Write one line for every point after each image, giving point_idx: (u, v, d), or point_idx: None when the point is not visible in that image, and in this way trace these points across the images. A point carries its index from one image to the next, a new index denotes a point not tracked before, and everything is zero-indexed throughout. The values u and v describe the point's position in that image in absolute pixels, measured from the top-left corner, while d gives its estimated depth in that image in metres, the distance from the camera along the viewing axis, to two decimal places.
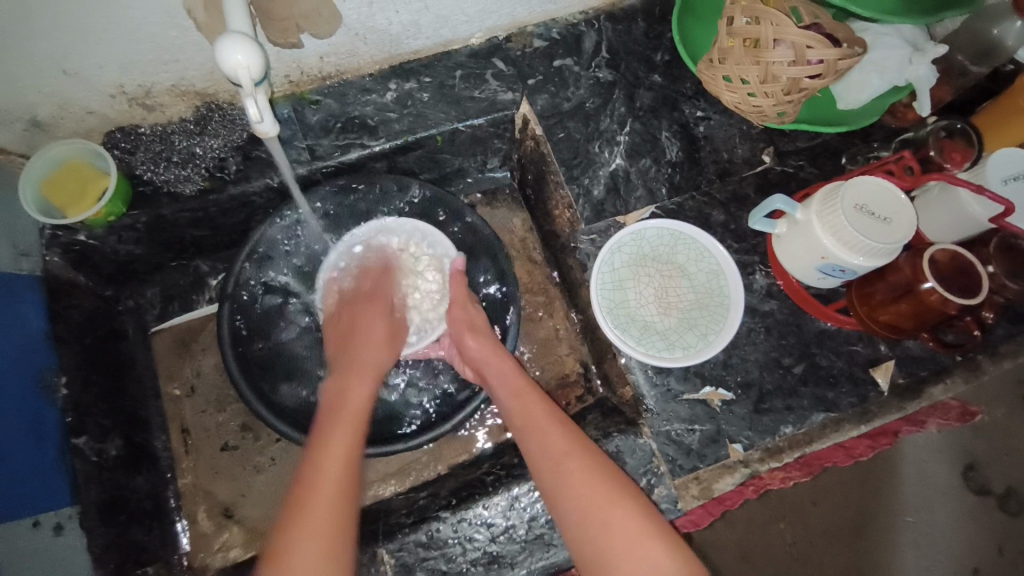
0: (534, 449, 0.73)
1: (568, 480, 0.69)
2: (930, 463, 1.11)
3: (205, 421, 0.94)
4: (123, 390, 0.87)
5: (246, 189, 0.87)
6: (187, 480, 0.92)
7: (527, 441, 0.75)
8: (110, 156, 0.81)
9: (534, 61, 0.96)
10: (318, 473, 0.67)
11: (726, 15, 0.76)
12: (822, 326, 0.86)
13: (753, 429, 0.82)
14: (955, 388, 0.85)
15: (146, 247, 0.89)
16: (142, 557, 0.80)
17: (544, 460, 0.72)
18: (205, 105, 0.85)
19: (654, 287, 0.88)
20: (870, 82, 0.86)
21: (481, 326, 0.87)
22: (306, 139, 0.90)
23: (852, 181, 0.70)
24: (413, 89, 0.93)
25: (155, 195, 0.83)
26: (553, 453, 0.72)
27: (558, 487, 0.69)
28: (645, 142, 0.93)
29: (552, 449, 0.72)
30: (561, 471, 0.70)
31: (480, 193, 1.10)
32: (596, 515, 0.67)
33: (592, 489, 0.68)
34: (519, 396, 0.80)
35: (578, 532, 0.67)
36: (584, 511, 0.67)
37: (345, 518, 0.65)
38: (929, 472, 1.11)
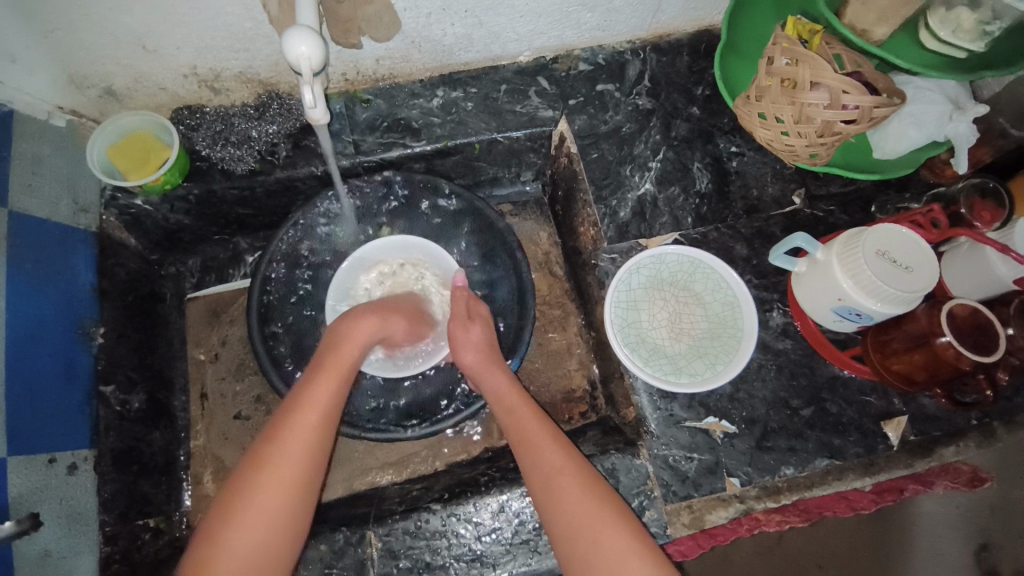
0: (527, 465, 0.75)
1: (560, 499, 0.70)
2: (943, 538, 0.96)
3: (223, 388, 0.99)
4: (153, 348, 0.92)
5: (292, 175, 0.92)
6: (200, 441, 0.96)
7: (520, 453, 0.76)
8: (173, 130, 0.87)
9: (577, 82, 1.00)
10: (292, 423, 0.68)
11: (766, 55, 0.78)
12: (835, 371, 0.85)
13: (753, 465, 0.81)
14: (966, 452, 0.83)
15: (194, 218, 0.95)
16: (145, 509, 0.84)
17: (538, 475, 0.73)
18: (267, 93, 0.91)
19: (668, 311, 0.89)
20: (907, 133, 0.85)
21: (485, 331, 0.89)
22: (353, 134, 0.95)
23: (876, 227, 0.71)
24: (459, 98, 0.98)
25: (210, 171, 0.90)
26: (548, 470, 0.73)
27: (550, 505, 0.70)
28: (675, 170, 0.95)
29: (547, 466, 0.73)
30: (555, 487, 0.71)
31: (511, 203, 1.13)
32: (583, 535, 0.67)
33: (583, 509, 0.69)
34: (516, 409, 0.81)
35: (565, 548, 0.68)
36: (572, 530, 0.68)
37: (306, 474, 0.66)
38: (942, 549, 0.96)
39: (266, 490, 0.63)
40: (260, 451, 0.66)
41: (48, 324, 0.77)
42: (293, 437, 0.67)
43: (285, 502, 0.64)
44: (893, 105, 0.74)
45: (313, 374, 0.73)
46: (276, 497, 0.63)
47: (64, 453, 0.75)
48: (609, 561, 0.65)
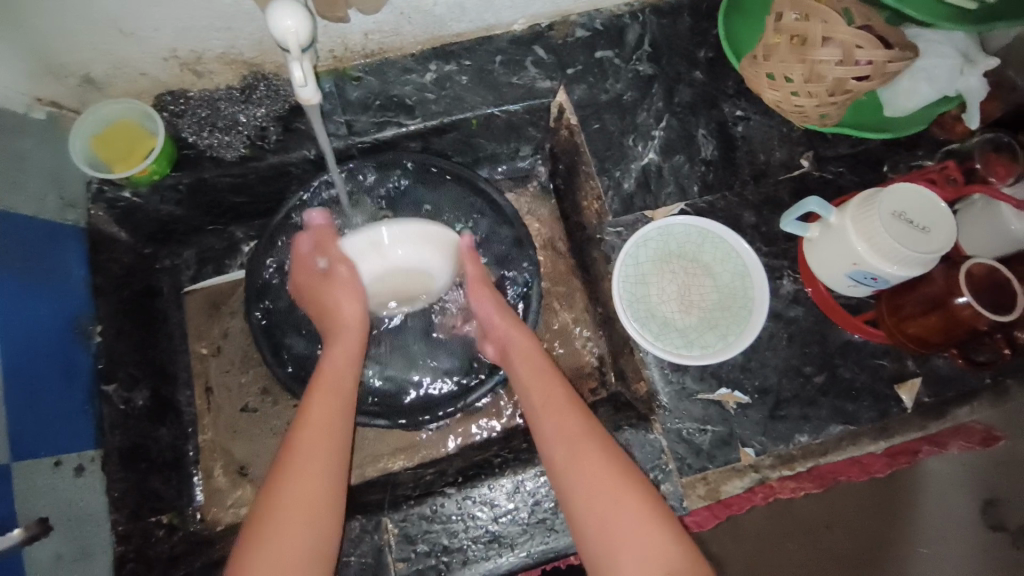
0: (549, 430, 0.73)
1: (585, 462, 0.69)
2: None
3: (228, 380, 0.97)
4: (154, 344, 0.90)
5: (285, 159, 0.89)
6: (208, 435, 0.95)
7: (540, 418, 0.75)
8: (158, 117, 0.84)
9: (575, 50, 0.96)
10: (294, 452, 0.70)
11: (775, 12, 0.75)
12: (847, 337, 0.84)
13: (767, 434, 0.81)
14: (979, 411, 0.83)
15: (186, 209, 0.92)
16: (156, 505, 0.83)
17: (561, 443, 0.71)
18: (253, 74, 0.87)
19: (677, 284, 0.87)
20: (918, 90, 0.83)
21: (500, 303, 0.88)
22: (345, 114, 0.92)
23: (891, 187, 0.69)
24: (453, 71, 0.94)
25: (199, 159, 0.86)
26: (570, 436, 0.71)
27: (574, 469, 0.69)
28: (680, 138, 0.92)
29: (570, 432, 0.72)
30: (578, 455, 0.70)
31: (511, 180, 1.10)
32: (609, 501, 0.66)
33: (608, 475, 0.68)
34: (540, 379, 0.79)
35: (586, 511, 0.66)
36: (595, 493, 0.67)
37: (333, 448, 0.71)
38: None
39: (287, 520, 0.64)
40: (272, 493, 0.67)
41: (42, 324, 0.75)
42: (320, 428, 0.72)
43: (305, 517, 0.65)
44: (908, 59, 0.72)
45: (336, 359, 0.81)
46: (312, 477, 0.68)
47: (71, 455, 0.75)
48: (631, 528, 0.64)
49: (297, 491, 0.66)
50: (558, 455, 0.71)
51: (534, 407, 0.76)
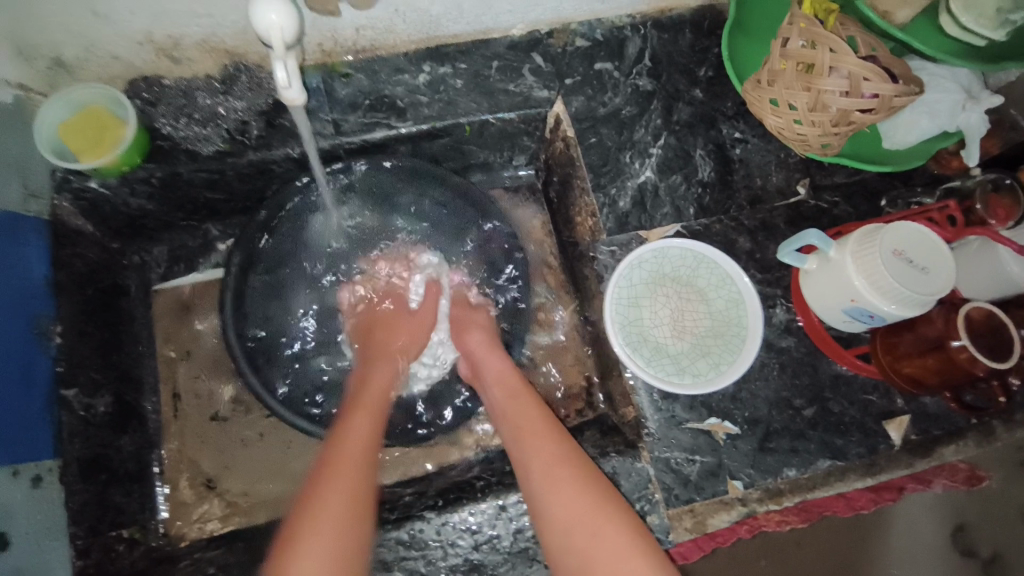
0: (523, 455, 0.69)
1: (557, 489, 0.65)
2: (920, 521, 0.94)
3: (198, 387, 0.92)
4: (117, 346, 0.84)
5: (266, 157, 0.84)
6: (174, 446, 0.89)
7: (513, 441, 0.71)
8: (130, 105, 0.78)
9: (574, 60, 0.93)
10: (342, 445, 0.68)
11: (781, 36, 0.72)
12: (837, 369, 0.83)
13: (755, 467, 0.79)
14: (965, 450, 0.82)
15: (157, 203, 0.87)
16: (118, 519, 0.77)
17: (538, 468, 0.67)
18: (234, 65, 0.82)
19: (670, 308, 0.85)
20: (919, 123, 0.82)
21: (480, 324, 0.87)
22: (332, 112, 0.87)
23: (893, 225, 0.67)
24: (447, 74, 0.91)
25: (173, 151, 0.81)
26: (541, 463, 0.67)
27: (545, 497, 0.64)
28: (678, 157, 0.90)
29: (550, 455, 0.68)
30: (555, 481, 0.65)
31: (502, 189, 1.07)
32: (584, 529, 0.62)
33: (583, 503, 0.63)
34: (519, 398, 0.76)
35: (560, 543, 0.62)
36: (568, 524, 0.62)
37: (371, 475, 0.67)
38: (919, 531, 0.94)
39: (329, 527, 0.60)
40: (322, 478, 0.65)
41: (3, 321, 0.69)
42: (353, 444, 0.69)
43: (353, 511, 0.62)
44: (913, 92, 0.70)
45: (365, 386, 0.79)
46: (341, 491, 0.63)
47: (28, 464, 0.69)
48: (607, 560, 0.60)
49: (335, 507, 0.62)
50: (531, 481, 0.67)
51: (513, 431, 0.72)
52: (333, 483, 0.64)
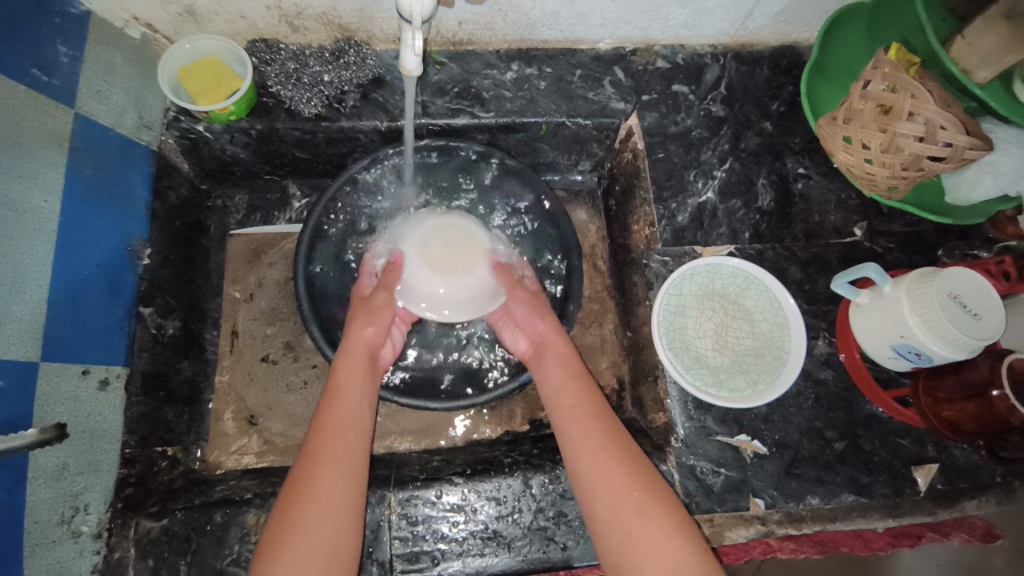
0: (570, 431, 0.72)
1: (599, 467, 0.68)
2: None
3: (254, 330, 0.96)
4: (192, 279, 0.91)
5: (356, 126, 0.90)
6: (225, 377, 0.94)
7: (561, 418, 0.74)
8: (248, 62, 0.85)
9: (653, 78, 0.98)
10: (314, 460, 0.66)
11: (863, 78, 0.76)
12: (872, 409, 0.84)
13: (779, 489, 0.80)
14: (986, 508, 0.82)
15: (250, 154, 0.93)
16: (166, 437, 0.83)
17: (578, 447, 0.70)
18: (345, 39, 0.89)
19: (715, 322, 0.87)
20: (982, 183, 0.83)
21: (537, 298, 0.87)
22: (422, 94, 0.93)
23: (951, 269, 0.69)
24: (533, 75, 0.96)
25: (276, 109, 0.88)
26: (584, 436, 0.71)
27: (588, 476, 0.67)
28: (740, 183, 0.94)
29: (591, 436, 0.70)
30: (596, 459, 0.68)
31: (564, 191, 1.11)
32: (627, 510, 0.64)
33: (625, 480, 0.66)
34: (562, 384, 0.77)
35: (604, 518, 0.65)
36: (609, 501, 0.65)
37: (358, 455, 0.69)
38: None
39: (312, 511, 0.63)
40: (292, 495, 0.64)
41: (99, 234, 0.75)
42: (334, 424, 0.70)
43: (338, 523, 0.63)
44: (984, 149, 0.73)
45: (348, 361, 0.78)
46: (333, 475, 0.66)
47: (99, 366, 0.73)
48: (645, 539, 0.62)
49: (326, 493, 0.64)
50: (577, 457, 0.70)
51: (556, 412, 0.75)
52: (309, 507, 0.63)
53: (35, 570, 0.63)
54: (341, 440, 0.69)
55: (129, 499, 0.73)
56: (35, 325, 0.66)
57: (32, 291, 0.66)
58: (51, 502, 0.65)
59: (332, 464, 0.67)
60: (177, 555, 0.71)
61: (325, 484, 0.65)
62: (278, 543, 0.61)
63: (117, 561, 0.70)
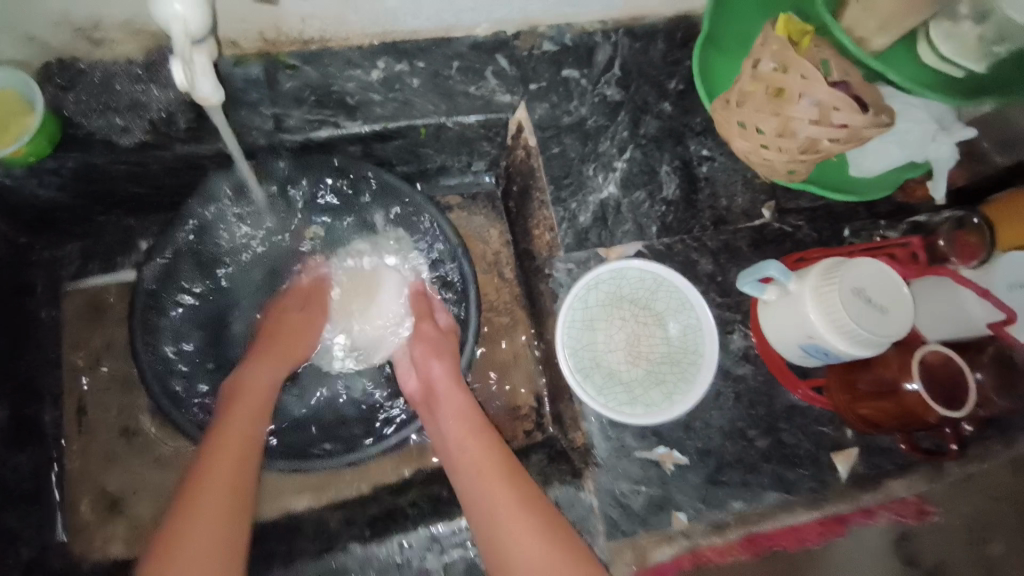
0: (478, 496, 0.65)
1: (515, 529, 0.62)
2: None
3: (107, 400, 0.83)
4: (21, 354, 0.76)
5: (196, 151, 0.78)
6: (77, 462, 0.81)
7: (471, 479, 0.67)
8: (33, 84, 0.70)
9: (540, 65, 0.89)
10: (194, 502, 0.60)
11: (752, 57, 0.70)
12: (791, 400, 0.81)
13: (704, 501, 0.76)
14: (915, 486, 0.81)
15: (73, 195, 0.78)
16: (17, 543, 0.71)
17: (485, 512, 0.64)
18: (159, 50, 0.73)
19: (625, 332, 0.81)
20: (889, 153, 0.80)
21: (444, 345, 0.79)
22: (274, 107, 0.80)
23: (854, 262, 0.65)
24: (404, 72, 0.85)
25: (90, 141, 0.73)
26: (471, 460, 0.68)
27: (506, 540, 0.62)
28: (642, 173, 0.87)
29: (501, 499, 0.64)
30: (503, 524, 0.63)
31: (460, 196, 1.01)
32: (504, 517, 0.63)
33: (512, 501, 0.64)
34: (471, 438, 0.70)
35: (488, 533, 0.63)
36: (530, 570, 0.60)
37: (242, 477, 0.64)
38: None
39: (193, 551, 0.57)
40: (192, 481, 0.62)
41: None
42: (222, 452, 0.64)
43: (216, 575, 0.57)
44: (886, 124, 0.66)
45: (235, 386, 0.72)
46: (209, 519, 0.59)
47: None
48: (521, 545, 0.61)
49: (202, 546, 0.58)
50: (489, 521, 0.63)
51: (463, 470, 0.68)
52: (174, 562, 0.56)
53: None
54: (223, 473, 0.63)
55: None
56: None
57: None
58: None
59: (234, 442, 0.66)
60: None
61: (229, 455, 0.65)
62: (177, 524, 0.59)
63: None
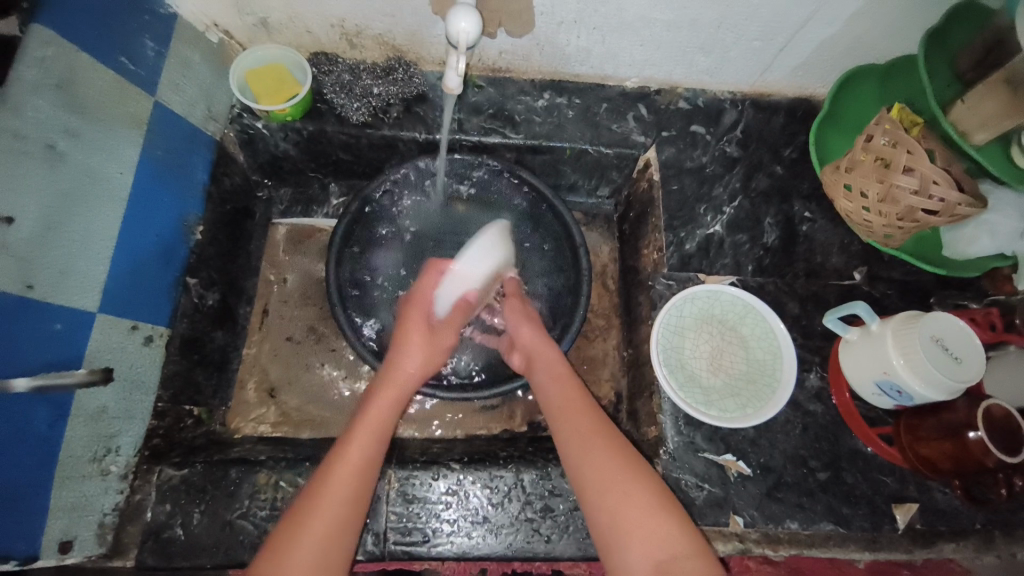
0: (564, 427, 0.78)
1: (590, 453, 0.74)
2: None
3: (283, 310, 1.07)
4: (235, 258, 1.01)
5: (396, 135, 1.00)
6: (253, 351, 1.04)
7: (557, 415, 0.81)
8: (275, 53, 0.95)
9: (674, 117, 1.06)
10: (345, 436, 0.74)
11: (866, 133, 0.82)
12: (858, 445, 0.87)
13: (759, 510, 0.83)
14: (965, 553, 0.84)
15: (300, 151, 1.03)
16: (194, 397, 0.92)
17: (570, 438, 0.77)
18: (396, 58, 0.98)
19: (711, 345, 0.92)
20: (979, 239, 0.88)
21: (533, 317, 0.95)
22: (460, 112, 1.02)
23: (935, 314, 0.74)
24: (563, 104, 1.05)
25: (326, 113, 0.98)
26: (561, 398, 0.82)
27: (580, 459, 0.74)
28: (747, 220, 1.00)
29: (582, 428, 0.77)
30: (584, 448, 0.75)
31: (582, 213, 1.20)
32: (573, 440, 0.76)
33: (611, 463, 0.72)
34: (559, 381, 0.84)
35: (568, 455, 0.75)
36: (603, 482, 0.71)
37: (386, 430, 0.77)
38: None
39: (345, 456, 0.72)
40: (306, 496, 0.69)
41: (161, 207, 0.85)
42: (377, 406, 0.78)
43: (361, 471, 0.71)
44: (978, 208, 0.77)
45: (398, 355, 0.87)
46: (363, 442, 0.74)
47: (146, 323, 0.82)
48: (594, 464, 0.73)
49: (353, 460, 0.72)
50: (569, 447, 0.76)
51: (552, 407, 0.82)
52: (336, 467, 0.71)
53: (61, 500, 0.70)
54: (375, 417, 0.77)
55: (155, 449, 0.82)
56: (98, 280, 0.74)
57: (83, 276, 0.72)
58: (87, 440, 0.73)
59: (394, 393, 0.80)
60: (192, 503, 0.79)
61: (338, 483, 0.69)
62: (296, 511, 0.67)
63: (136, 503, 0.78)
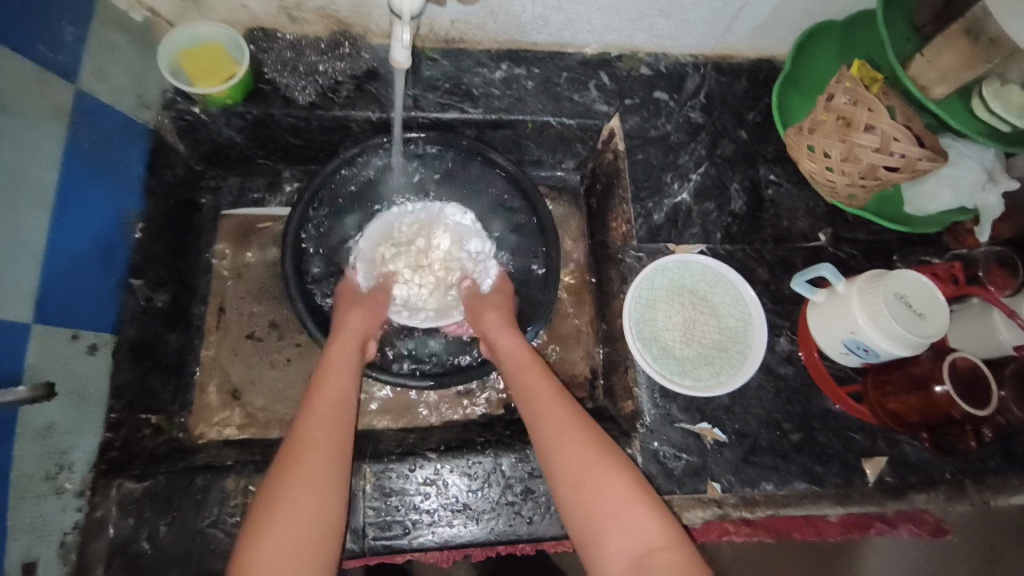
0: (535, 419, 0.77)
1: (563, 446, 0.73)
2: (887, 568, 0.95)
3: (241, 307, 1.01)
4: (184, 255, 0.95)
5: (349, 116, 0.94)
6: (211, 352, 0.99)
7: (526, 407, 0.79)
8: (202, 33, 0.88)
9: (636, 84, 1.03)
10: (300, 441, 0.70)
11: (827, 92, 0.81)
12: (829, 406, 0.88)
13: (736, 475, 0.84)
14: (935, 502, 0.87)
15: (246, 137, 0.97)
16: (152, 405, 0.86)
17: (543, 431, 0.75)
18: (341, 32, 0.93)
19: (684, 316, 0.92)
20: (940, 194, 0.89)
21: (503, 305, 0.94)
22: (414, 88, 0.97)
23: (898, 272, 0.75)
24: (521, 75, 1.01)
25: (271, 95, 0.92)
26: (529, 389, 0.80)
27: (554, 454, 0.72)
28: (714, 187, 0.99)
29: (556, 420, 0.75)
30: (557, 440, 0.73)
31: (548, 188, 1.16)
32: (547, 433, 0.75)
33: (585, 455, 0.71)
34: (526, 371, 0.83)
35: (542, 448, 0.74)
36: (578, 475, 0.70)
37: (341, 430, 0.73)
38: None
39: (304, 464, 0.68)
40: (261, 507, 0.64)
41: (95, 206, 0.79)
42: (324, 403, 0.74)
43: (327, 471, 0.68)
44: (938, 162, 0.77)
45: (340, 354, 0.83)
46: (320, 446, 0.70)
47: (89, 331, 0.77)
48: (568, 457, 0.72)
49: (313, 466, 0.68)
50: (542, 439, 0.75)
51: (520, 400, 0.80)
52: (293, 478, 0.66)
53: (18, 521, 0.66)
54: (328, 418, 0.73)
55: (113, 461, 0.77)
56: (30, 289, 0.69)
57: (20, 285, 0.68)
58: (39, 458, 0.69)
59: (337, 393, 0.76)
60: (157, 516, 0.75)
61: (296, 491, 0.65)
62: (252, 529, 0.62)
63: (97, 519, 0.73)
